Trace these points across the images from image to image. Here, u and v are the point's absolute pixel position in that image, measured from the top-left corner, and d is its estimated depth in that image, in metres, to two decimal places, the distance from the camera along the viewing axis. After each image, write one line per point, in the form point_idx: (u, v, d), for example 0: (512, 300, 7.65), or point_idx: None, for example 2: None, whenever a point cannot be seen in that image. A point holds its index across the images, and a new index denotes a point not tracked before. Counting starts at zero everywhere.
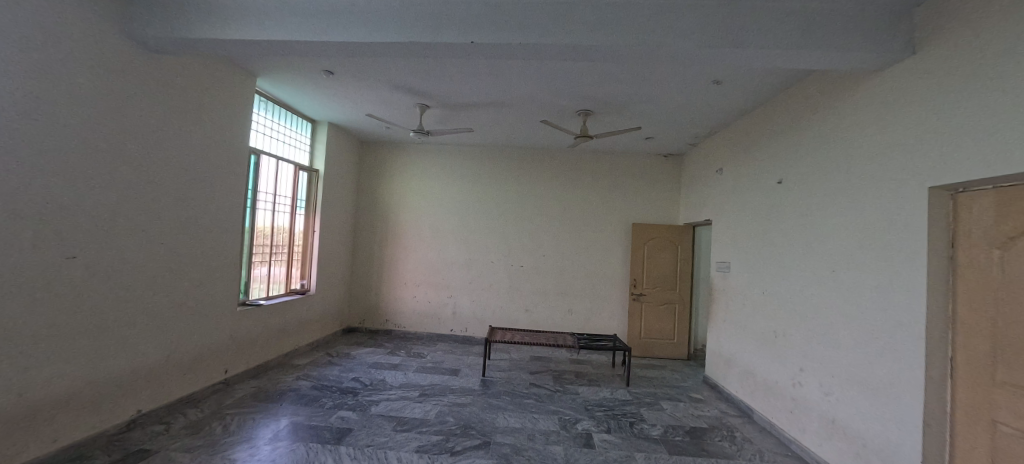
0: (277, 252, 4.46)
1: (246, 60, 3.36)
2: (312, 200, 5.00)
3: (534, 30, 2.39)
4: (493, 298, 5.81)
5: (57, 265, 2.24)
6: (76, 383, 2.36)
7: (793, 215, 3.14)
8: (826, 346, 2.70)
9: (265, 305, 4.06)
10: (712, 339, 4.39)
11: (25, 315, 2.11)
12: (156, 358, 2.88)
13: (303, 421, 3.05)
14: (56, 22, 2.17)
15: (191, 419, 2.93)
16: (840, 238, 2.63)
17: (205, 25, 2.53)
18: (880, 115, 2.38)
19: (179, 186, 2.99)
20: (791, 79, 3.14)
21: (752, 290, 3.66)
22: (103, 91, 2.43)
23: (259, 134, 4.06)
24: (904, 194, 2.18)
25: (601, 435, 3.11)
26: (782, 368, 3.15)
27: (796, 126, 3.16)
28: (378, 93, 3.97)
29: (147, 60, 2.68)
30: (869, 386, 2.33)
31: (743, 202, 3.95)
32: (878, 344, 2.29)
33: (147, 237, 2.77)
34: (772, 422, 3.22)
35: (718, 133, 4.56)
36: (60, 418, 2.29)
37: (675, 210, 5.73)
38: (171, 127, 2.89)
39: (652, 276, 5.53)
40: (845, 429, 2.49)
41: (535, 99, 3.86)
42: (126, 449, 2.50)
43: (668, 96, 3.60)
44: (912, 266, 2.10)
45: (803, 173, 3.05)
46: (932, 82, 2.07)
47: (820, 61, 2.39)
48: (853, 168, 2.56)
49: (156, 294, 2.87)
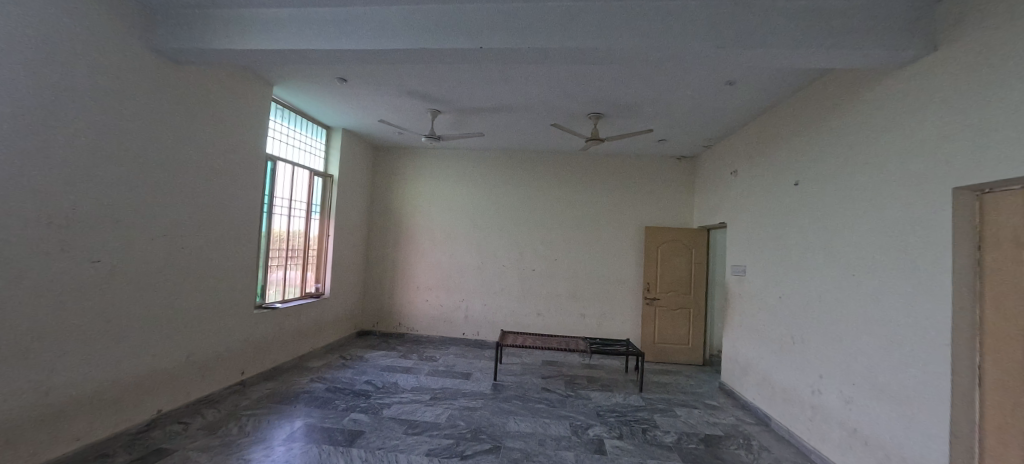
0: (293, 256, 4.55)
1: (263, 70, 3.46)
2: (327, 205, 5.10)
3: (539, 35, 2.40)
4: (505, 302, 5.81)
5: (81, 268, 2.33)
6: (100, 381, 2.46)
7: (811, 217, 3.06)
8: (846, 352, 2.62)
9: (281, 308, 4.14)
10: (729, 345, 4.29)
11: (51, 316, 2.20)
12: (176, 359, 2.97)
13: (316, 422, 3.10)
14: (83, 36, 2.29)
15: (209, 420, 3.00)
16: (860, 239, 2.55)
17: (223, 35, 2.61)
18: (900, 112, 2.31)
19: (198, 191, 3.09)
20: (808, 78, 3.07)
21: (769, 294, 3.57)
22: (127, 102, 2.54)
23: (276, 141, 4.17)
24: (926, 197, 2.11)
25: (613, 441, 3.06)
26: (800, 374, 3.07)
27: (813, 126, 3.09)
28: (389, 100, 4.03)
29: (169, 71, 2.80)
30: (892, 395, 2.25)
31: (758, 204, 3.86)
32: (900, 352, 2.21)
33: (168, 241, 2.87)
34: (791, 430, 3.12)
35: (732, 134, 4.49)
36: (85, 416, 2.39)
37: (689, 213, 5.64)
38: (191, 135, 2.99)
39: (666, 280, 5.46)
40: (866, 439, 2.40)
41: (545, 102, 3.87)
42: (146, 448, 2.57)
43: (680, 97, 3.56)
44: (938, 270, 2.02)
45: (820, 173, 2.97)
46: (955, 78, 2.00)
47: (836, 58, 2.34)
48: (871, 169, 2.49)
49: (176, 296, 2.96)
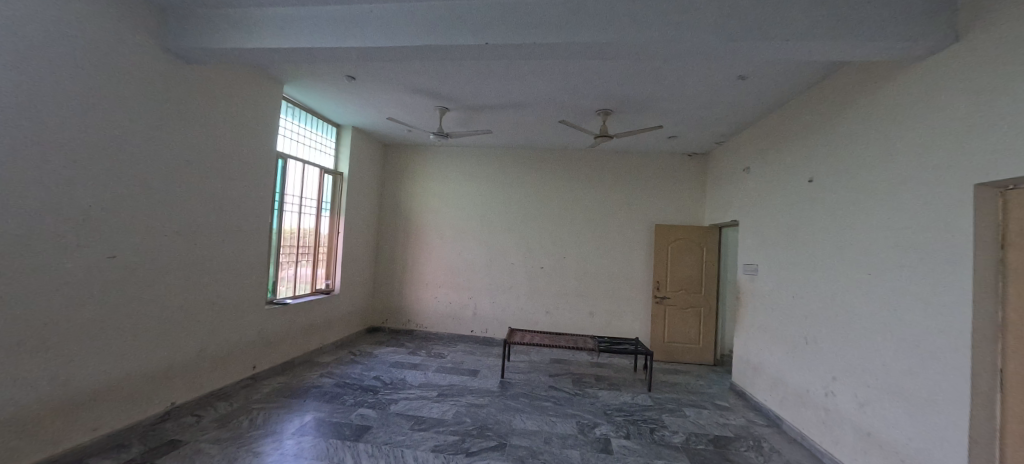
0: (303, 253, 4.62)
1: (274, 69, 3.51)
2: (337, 202, 5.16)
3: (546, 31, 2.37)
4: (514, 299, 5.80)
5: (97, 263, 2.39)
6: (116, 374, 2.52)
7: (825, 215, 2.99)
8: (861, 354, 2.55)
9: (292, 304, 4.21)
10: (740, 345, 4.21)
11: (70, 310, 2.27)
12: (189, 353, 3.04)
13: (325, 417, 3.14)
14: (98, 37, 2.34)
15: (221, 413, 3.07)
16: (876, 238, 2.47)
17: (233, 34, 2.64)
18: (920, 106, 2.23)
19: (210, 188, 3.14)
20: (824, 72, 2.99)
21: (782, 294, 3.49)
22: (140, 101, 2.59)
23: (286, 139, 4.23)
24: (946, 194, 2.04)
25: (620, 440, 3.04)
26: (813, 376, 3.00)
27: (828, 121, 3.00)
28: (398, 97, 4.05)
29: (181, 71, 2.85)
30: (908, 399, 2.18)
31: (771, 202, 3.78)
32: (917, 354, 2.15)
33: (181, 238, 2.93)
34: (804, 433, 3.06)
35: (745, 130, 4.41)
36: (102, 408, 2.46)
37: (700, 210, 5.56)
38: (202, 133, 3.04)
39: (676, 278, 5.39)
40: (882, 443, 2.34)
41: (553, 99, 3.84)
42: (160, 439, 2.64)
43: (690, 93, 3.50)
44: (958, 270, 1.95)
45: (836, 170, 2.89)
46: (978, 71, 1.92)
47: (851, 51, 2.27)
48: (889, 166, 2.41)
49: (190, 291, 3.02)
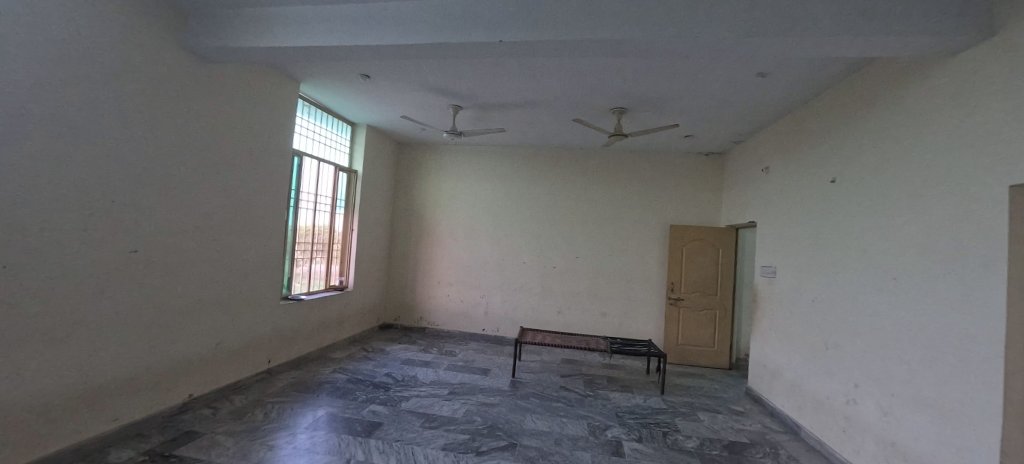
0: (318, 250, 4.68)
1: (291, 68, 3.56)
2: (351, 200, 5.21)
3: (558, 28, 2.35)
4: (525, 299, 5.78)
5: (118, 258, 2.46)
6: (135, 366, 2.60)
7: (849, 217, 2.88)
8: (885, 361, 2.45)
9: (306, 299, 4.27)
10: (757, 349, 4.11)
11: (92, 303, 2.34)
12: (207, 346, 3.10)
13: (337, 412, 3.17)
14: (119, 38, 2.40)
15: (237, 405, 3.13)
16: (903, 241, 2.37)
17: (249, 33, 2.68)
18: (951, 105, 2.14)
19: (227, 185, 3.20)
20: (848, 68, 2.89)
21: (802, 297, 3.39)
22: (160, 100, 2.65)
23: (302, 137, 4.29)
24: (978, 196, 1.95)
25: (632, 443, 3.00)
26: (833, 383, 2.90)
27: (852, 120, 2.91)
28: (412, 96, 4.07)
29: (200, 71, 2.91)
30: (936, 409, 2.09)
31: (792, 202, 3.67)
32: (946, 362, 2.05)
33: (198, 234, 2.99)
34: (823, 440, 2.97)
35: (765, 130, 4.30)
36: (122, 398, 2.53)
37: (717, 211, 5.45)
38: (220, 131, 3.10)
39: (691, 280, 5.29)
40: (907, 454, 2.24)
41: (567, 97, 3.80)
42: (178, 430, 2.71)
43: (707, 90, 3.42)
44: (991, 276, 1.86)
45: (860, 170, 2.79)
46: (1014, 67, 1.83)
47: (877, 47, 2.18)
48: (917, 166, 2.31)
49: (207, 286, 3.09)
